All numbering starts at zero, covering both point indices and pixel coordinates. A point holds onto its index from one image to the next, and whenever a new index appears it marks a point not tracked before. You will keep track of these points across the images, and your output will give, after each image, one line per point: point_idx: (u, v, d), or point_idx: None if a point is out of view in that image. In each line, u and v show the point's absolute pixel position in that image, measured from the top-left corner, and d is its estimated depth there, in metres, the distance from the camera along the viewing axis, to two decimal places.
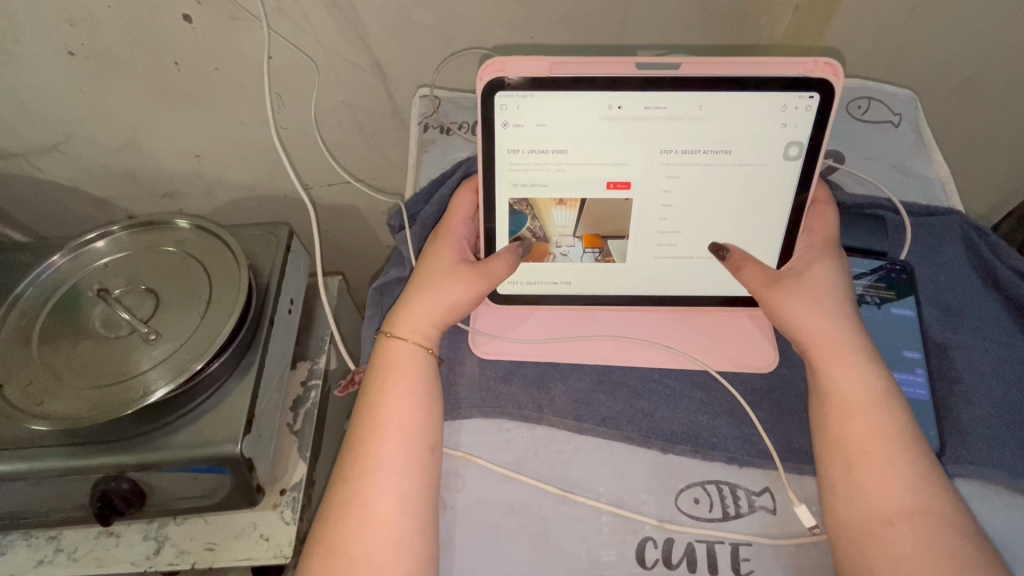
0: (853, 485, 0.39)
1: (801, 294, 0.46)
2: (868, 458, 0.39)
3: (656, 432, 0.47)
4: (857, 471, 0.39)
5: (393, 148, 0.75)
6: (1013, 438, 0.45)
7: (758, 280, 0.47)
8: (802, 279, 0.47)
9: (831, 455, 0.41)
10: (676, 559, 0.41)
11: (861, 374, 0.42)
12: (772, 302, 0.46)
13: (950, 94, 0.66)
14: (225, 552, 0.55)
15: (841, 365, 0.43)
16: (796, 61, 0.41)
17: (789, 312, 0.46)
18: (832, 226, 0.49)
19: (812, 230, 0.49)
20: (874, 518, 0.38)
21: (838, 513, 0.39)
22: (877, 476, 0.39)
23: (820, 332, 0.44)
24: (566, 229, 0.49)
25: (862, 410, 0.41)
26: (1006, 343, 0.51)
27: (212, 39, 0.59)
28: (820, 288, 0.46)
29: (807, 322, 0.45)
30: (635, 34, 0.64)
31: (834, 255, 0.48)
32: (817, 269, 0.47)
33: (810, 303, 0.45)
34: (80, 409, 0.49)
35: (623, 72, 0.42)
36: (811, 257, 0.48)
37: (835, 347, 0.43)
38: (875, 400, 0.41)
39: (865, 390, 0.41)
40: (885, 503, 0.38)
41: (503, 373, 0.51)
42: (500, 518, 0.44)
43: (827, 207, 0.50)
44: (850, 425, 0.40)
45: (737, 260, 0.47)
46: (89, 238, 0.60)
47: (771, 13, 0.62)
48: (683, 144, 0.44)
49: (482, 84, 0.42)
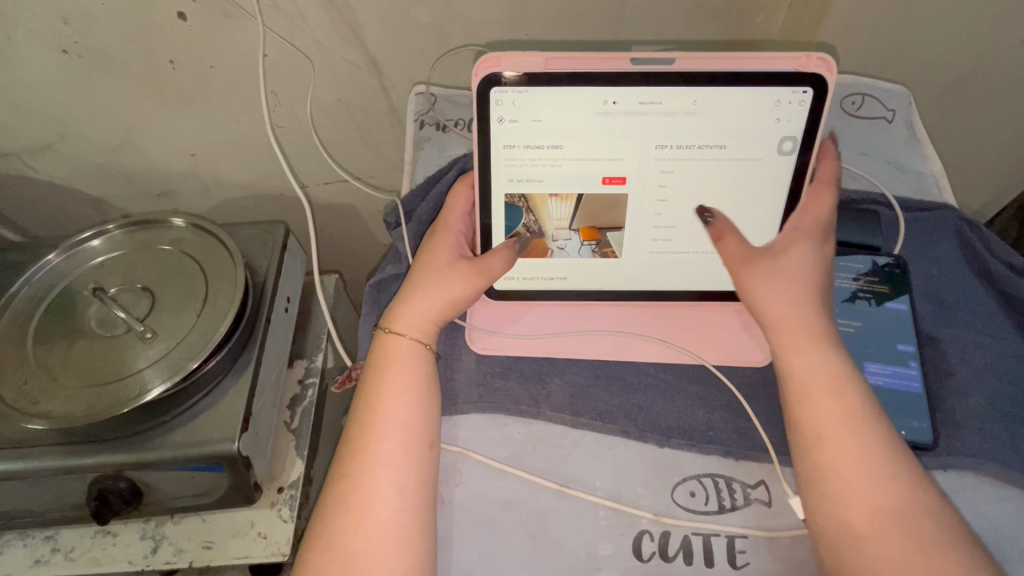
0: (815, 469, 0.39)
1: (777, 276, 0.44)
2: (827, 443, 0.39)
3: (652, 426, 0.48)
4: (820, 454, 0.39)
5: (389, 146, 0.76)
6: (1006, 430, 0.46)
7: (735, 253, 0.45)
8: (777, 261, 0.45)
9: (798, 442, 0.40)
10: (672, 552, 0.42)
11: (820, 358, 0.41)
12: (744, 282, 0.45)
13: (943, 91, 0.66)
14: (222, 550, 0.55)
15: (799, 351, 0.42)
16: (789, 56, 0.41)
17: (760, 293, 0.44)
18: (826, 210, 0.46)
19: (802, 212, 0.46)
20: (842, 499, 0.37)
21: (807, 498, 0.39)
22: (843, 459, 0.38)
23: (790, 318, 0.43)
24: (561, 221, 0.49)
25: (823, 395, 0.40)
26: (998, 336, 0.51)
27: (207, 38, 0.59)
28: (795, 273, 0.44)
29: (778, 307, 0.43)
30: (631, 31, 0.64)
31: (817, 241, 0.46)
32: (793, 253, 0.45)
33: (781, 286, 0.44)
34: (76, 409, 0.49)
35: (619, 68, 0.42)
36: (790, 240, 0.46)
37: (798, 333, 0.43)
38: (831, 383, 0.40)
39: (826, 375, 0.41)
40: (851, 484, 0.37)
41: (501, 368, 0.51)
42: (498, 513, 0.44)
43: (828, 188, 0.46)
44: (808, 411, 0.40)
45: (721, 228, 0.46)
46: (84, 237, 0.60)
47: (765, 11, 0.63)
48: (679, 139, 0.45)
49: (478, 80, 0.42)
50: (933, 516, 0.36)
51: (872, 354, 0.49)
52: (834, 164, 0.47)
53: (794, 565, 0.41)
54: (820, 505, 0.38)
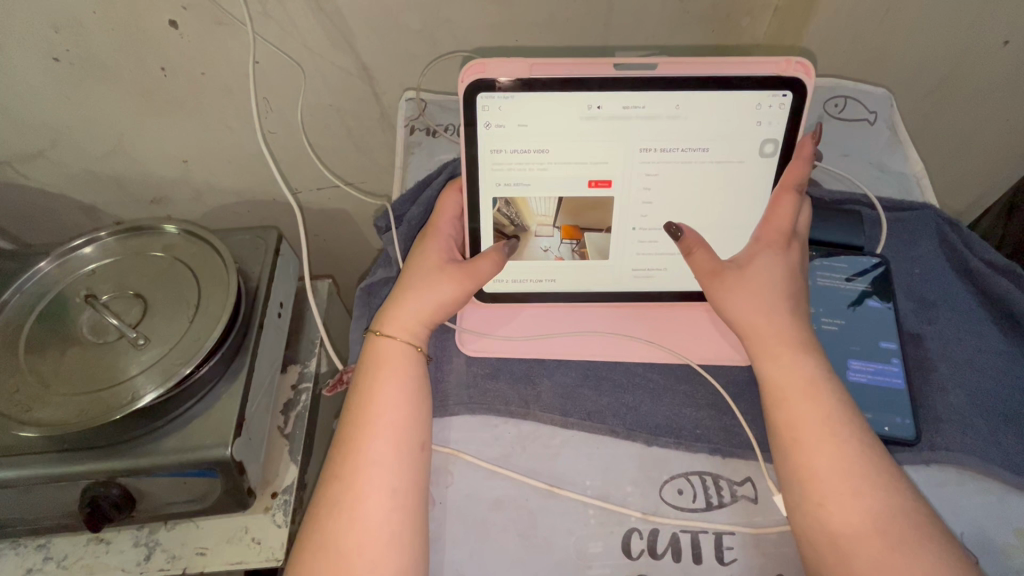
0: (792, 464, 0.40)
1: (746, 290, 0.44)
2: (802, 441, 0.40)
3: (641, 425, 0.48)
4: (800, 450, 0.39)
5: (381, 151, 0.76)
6: (986, 424, 0.47)
7: (706, 267, 0.46)
8: (744, 273, 0.45)
9: (778, 441, 0.41)
10: (661, 549, 0.42)
11: (790, 365, 0.42)
12: (713, 295, 0.46)
13: (926, 94, 0.68)
14: (216, 555, 0.55)
15: (771, 359, 0.43)
16: (769, 61, 0.42)
17: (727, 304, 0.45)
18: (789, 218, 0.46)
19: (766, 222, 0.47)
20: (820, 494, 0.38)
21: (790, 493, 0.39)
22: (818, 451, 0.39)
23: (758, 330, 0.43)
24: (547, 213, 0.49)
25: (805, 399, 0.41)
26: (978, 333, 0.52)
27: (199, 45, 0.60)
28: (762, 281, 0.44)
29: (744, 319, 0.44)
30: (619, 35, 0.65)
31: (781, 248, 0.46)
32: (758, 262, 0.45)
33: (749, 298, 0.44)
34: (69, 416, 0.49)
35: (602, 73, 0.43)
36: (753, 250, 0.46)
37: (772, 342, 0.43)
38: (806, 389, 0.41)
39: (799, 380, 0.41)
40: (830, 479, 0.38)
41: (490, 369, 0.52)
42: (488, 513, 0.44)
43: (789, 198, 0.46)
44: (787, 412, 0.41)
45: (690, 243, 0.46)
46: (77, 244, 0.60)
47: (751, 15, 0.65)
48: (663, 142, 0.45)
49: (465, 85, 0.43)
50: (915, 510, 0.37)
51: (855, 351, 0.50)
52: (802, 168, 0.45)
53: (782, 561, 0.42)
54: (798, 497, 0.39)
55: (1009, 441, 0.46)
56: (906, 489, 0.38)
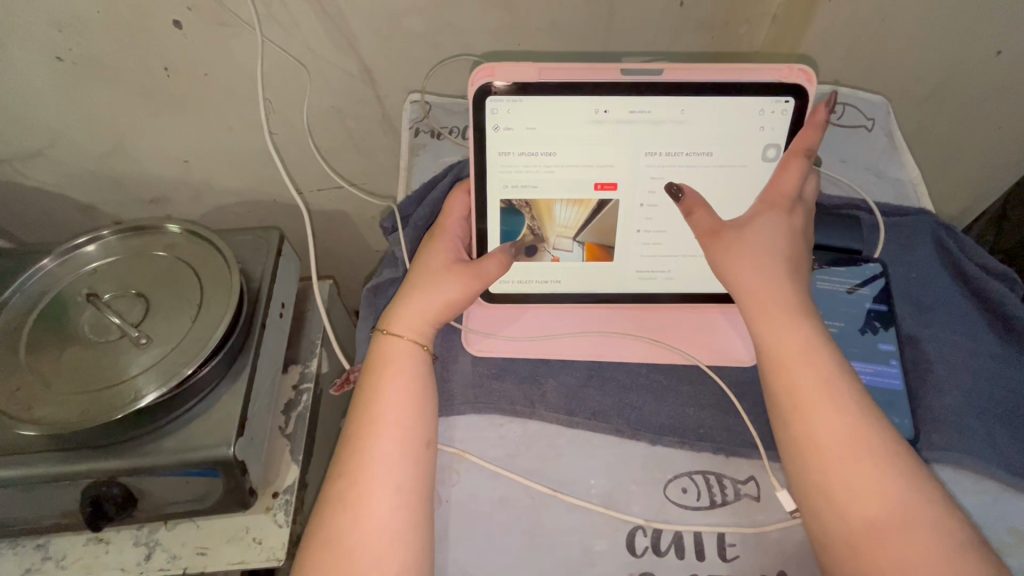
0: (793, 435, 0.40)
1: (743, 250, 0.44)
2: (804, 407, 0.40)
3: (645, 425, 0.49)
4: (802, 418, 0.40)
5: (383, 152, 0.77)
6: (982, 425, 0.48)
7: (705, 226, 0.46)
8: (743, 233, 0.45)
9: (778, 408, 0.41)
10: (664, 547, 0.43)
11: (788, 329, 0.42)
12: (711, 254, 0.46)
13: (920, 102, 0.69)
14: (216, 555, 0.55)
15: (769, 324, 0.43)
16: (772, 67, 0.43)
17: (725, 265, 0.45)
18: (795, 182, 0.45)
19: (771, 185, 0.46)
20: (826, 463, 0.38)
21: (794, 464, 0.40)
22: (825, 424, 0.39)
23: (755, 289, 0.44)
24: (572, 224, 0.50)
25: (801, 364, 0.41)
26: (974, 336, 0.53)
27: (202, 45, 0.60)
28: (761, 242, 0.44)
29: (743, 279, 0.44)
30: (620, 41, 0.66)
31: (784, 211, 0.45)
32: (758, 223, 0.45)
33: (745, 259, 0.44)
34: (70, 415, 0.49)
35: (609, 77, 0.43)
36: (756, 211, 0.46)
37: (767, 305, 0.43)
38: (803, 352, 0.41)
39: (796, 347, 0.42)
40: (836, 450, 0.38)
41: (496, 370, 0.52)
42: (494, 511, 0.45)
43: (798, 161, 0.45)
44: (785, 380, 0.41)
45: (691, 203, 0.46)
46: (80, 242, 0.60)
47: (749, 23, 0.66)
48: (668, 147, 0.46)
49: (473, 88, 0.44)
50: None
51: (854, 353, 0.51)
52: (815, 134, 0.45)
53: (783, 558, 0.42)
54: (807, 473, 0.39)
55: (1004, 441, 0.47)
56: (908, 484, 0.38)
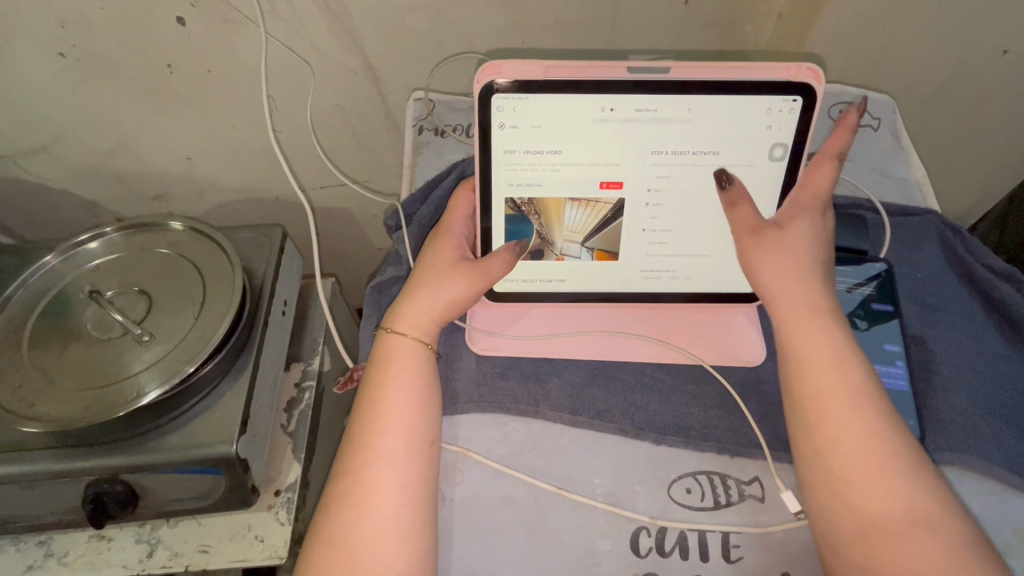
0: (812, 440, 0.40)
1: (781, 252, 0.44)
2: (825, 412, 0.40)
3: (650, 424, 0.49)
4: (817, 422, 0.40)
5: (386, 150, 0.76)
6: (987, 425, 0.47)
7: (746, 223, 0.46)
8: (780, 235, 0.45)
9: (795, 412, 0.41)
10: (669, 548, 0.43)
11: (821, 333, 0.42)
12: (747, 254, 0.45)
13: (925, 102, 0.69)
14: (219, 553, 0.55)
15: (801, 327, 0.43)
16: (780, 66, 0.43)
17: (761, 267, 0.45)
18: (827, 184, 0.46)
19: (803, 185, 0.47)
20: (846, 469, 0.38)
21: (806, 467, 0.40)
22: (840, 429, 0.39)
23: (793, 293, 0.44)
24: (580, 228, 0.50)
25: (826, 370, 0.41)
26: (980, 338, 0.53)
27: (205, 41, 0.60)
28: (798, 246, 0.44)
29: (780, 282, 0.44)
30: (624, 40, 0.66)
31: (817, 213, 0.46)
32: (796, 226, 0.45)
33: (782, 262, 0.44)
34: (73, 412, 0.49)
35: (615, 76, 0.43)
36: (791, 212, 0.46)
37: (799, 309, 0.43)
38: (833, 358, 0.41)
39: (831, 353, 0.41)
40: (852, 455, 0.38)
41: (500, 368, 0.52)
42: (497, 510, 0.45)
43: (830, 163, 0.46)
44: (810, 385, 0.41)
45: (735, 195, 0.46)
46: (82, 239, 0.60)
47: (754, 22, 0.66)
48: (675, 145, 0.46)
49: (479, 86, 0.43)
50: None
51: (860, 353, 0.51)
52: (845, 135, 0.45)
53: (787, 559, 0.42)
54: (823, 476, 0.39)
55: (1010, 442, 0.47)
56: None
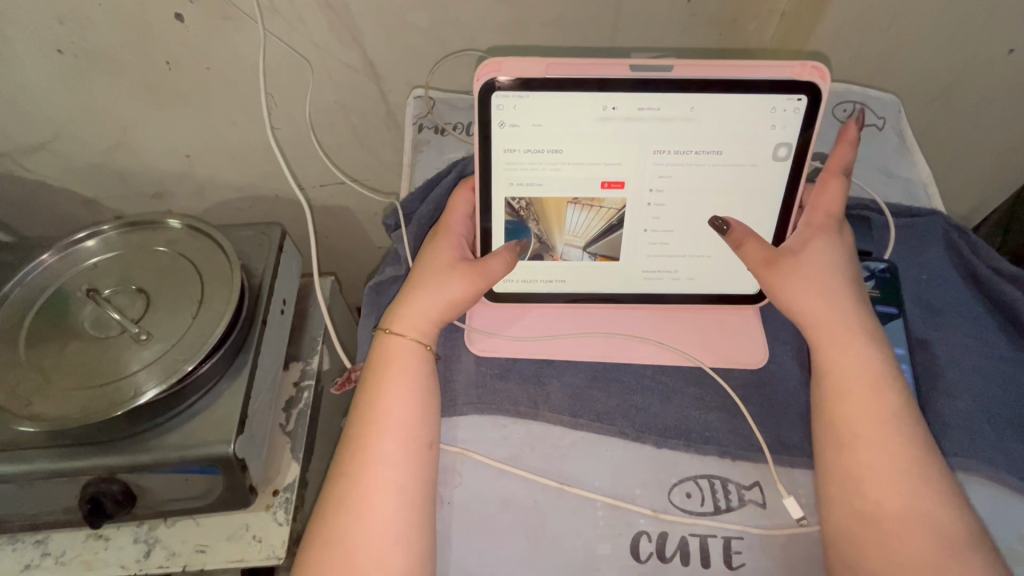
0: (841, 462, 0.40)
1: (804, 276, 0.45)
2: (856, 434, 0.40)
3: (650, 427, 0.48)
4: (845, 444, 0.41)
5: (386, 149, 0.76)
6: (993, 429, 0.47)
7: (757, 258, 0.46)
8: (800, 259, 0.46)
9: (825, 433, 0.42)
10: (669, 553, 0.42)
11: (853, 354, 0.43)
12: (770, 284, 0.46)
13: (930, 101, 0.68)
14: (217, 553, 0.55)
15: (838, 349, 0.43)
16: (785, 65, 0.42)
17: (789, 294, 0.45)
18: (839, 200, 0.48)
19: (814, 206, 0.48)
20: (875, 490, 0.39)
21: (833, 487, 0.40)
22: (866, 450, 0.40)
23: (822, 316, 0.44)
24: (583, 233, 0.49)
25: (858, 394, 0.41)
26: (986, 340, 0.52)
27: (204, 38, 0.59)
28: (821, 267, 0.46)
29: (809, 306, 0.45)
30: (627, 37, 0.65)
31: (833, 231, 0.47)
32: (813, 247, 0.46)
33: (809, 285, 0.45)
34: (70, 411, 0.49)
35: (617, 74, 0.43)
36: (808, 234, 0.47)
37: (829, 330, 0.44)
38: (867, 380, 0.42)
39: (863, 376, 0.42)
40: (881, 477, 0.39)
41: (499, 370, 0.52)
42: (496, 513, 0.44)
43: (836, 180, 0.48)
44: (844, 408, 0.42)
45: (738, 235, 0.46)
46: (80, 237, 0.60)
47: (758, 20, 0.65)
48: (677, 145, 0.45)
49: (478, 84, 0.43)
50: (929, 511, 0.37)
51: None
52: (847, 151, 0.49)
53: (789, 564, 0.42)
54: (849, 495, 0.39)
55: (1015, 447, 0.46)
56: (917, 493, 0.38)
